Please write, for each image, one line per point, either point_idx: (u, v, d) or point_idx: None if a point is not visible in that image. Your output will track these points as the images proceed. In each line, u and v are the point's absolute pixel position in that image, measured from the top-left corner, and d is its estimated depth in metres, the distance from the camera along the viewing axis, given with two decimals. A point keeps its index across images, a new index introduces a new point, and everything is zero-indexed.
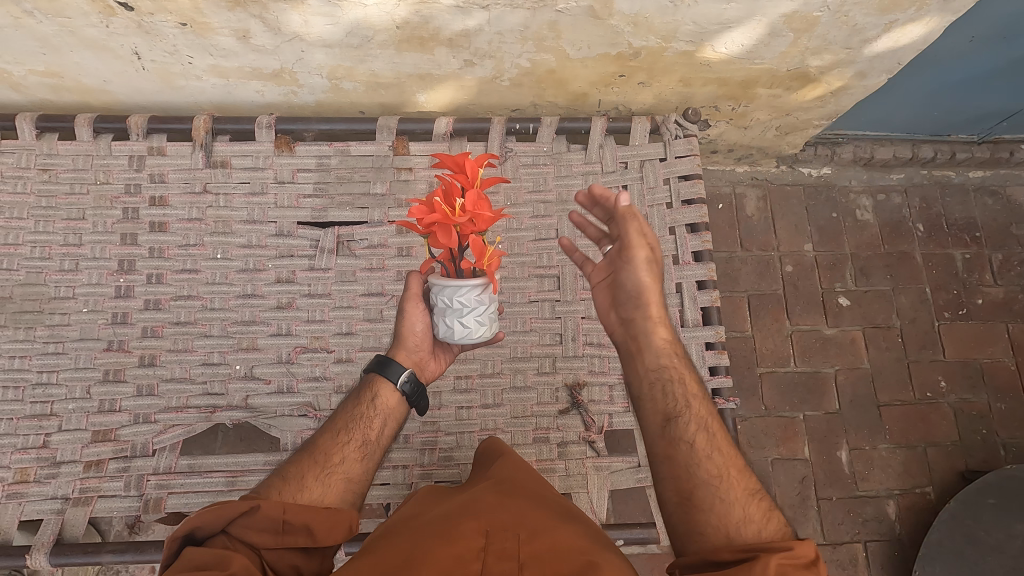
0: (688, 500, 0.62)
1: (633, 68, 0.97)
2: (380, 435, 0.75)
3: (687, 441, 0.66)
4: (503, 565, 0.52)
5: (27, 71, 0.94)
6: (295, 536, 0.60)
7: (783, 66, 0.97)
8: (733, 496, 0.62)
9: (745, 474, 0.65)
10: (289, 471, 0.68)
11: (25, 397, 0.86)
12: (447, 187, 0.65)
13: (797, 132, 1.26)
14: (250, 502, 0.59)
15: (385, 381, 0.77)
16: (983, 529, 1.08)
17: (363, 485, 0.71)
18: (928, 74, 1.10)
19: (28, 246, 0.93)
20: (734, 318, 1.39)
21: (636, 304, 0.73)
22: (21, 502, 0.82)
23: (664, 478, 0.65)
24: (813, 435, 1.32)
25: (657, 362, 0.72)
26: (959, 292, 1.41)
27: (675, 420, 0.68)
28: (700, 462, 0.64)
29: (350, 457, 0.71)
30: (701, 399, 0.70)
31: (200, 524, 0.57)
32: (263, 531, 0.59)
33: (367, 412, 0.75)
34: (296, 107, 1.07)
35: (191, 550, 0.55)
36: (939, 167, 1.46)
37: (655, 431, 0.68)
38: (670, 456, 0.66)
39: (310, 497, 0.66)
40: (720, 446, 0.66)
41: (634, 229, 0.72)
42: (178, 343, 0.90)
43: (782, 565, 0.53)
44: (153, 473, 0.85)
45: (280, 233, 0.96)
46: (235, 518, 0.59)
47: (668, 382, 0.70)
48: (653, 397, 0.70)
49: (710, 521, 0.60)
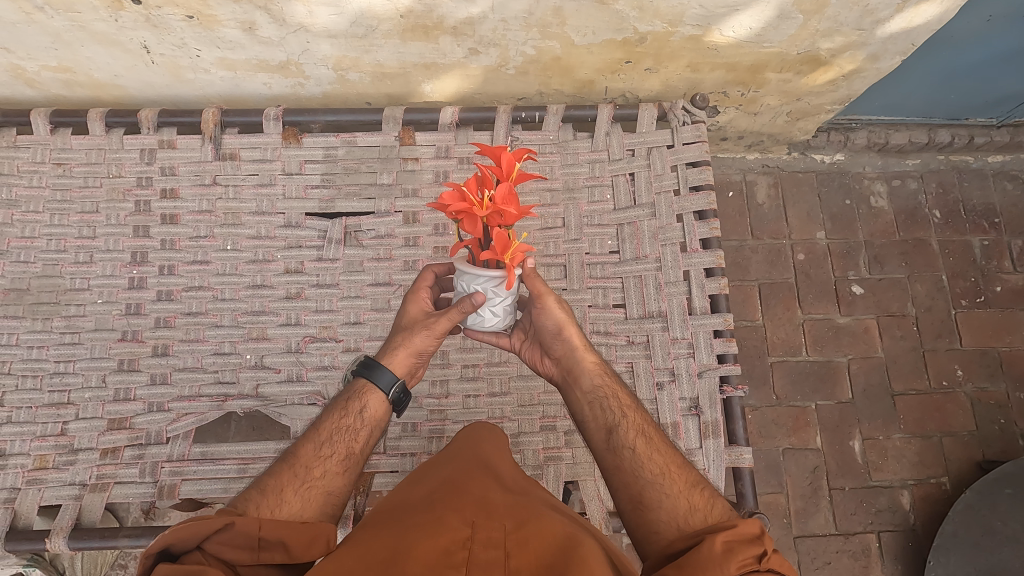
0: (640, 503, 0.66)
1: (639, 54, 0.96)
2: (363, 448, 0.73)
3: (629, 448, 0.70)
4: (490, 552, 0.51)
5: (41, 67, 0.96)
6: (270, 553, 0.58)
7: (793, 50, 0.96)
8: (676, 490, 0.66)
9: (684, 467, 0.69)
10: (267, 484, 0.65)
11: (44, 385, 0.89)
12: (480, 176, 0.62)
13: (808, 117, 1.24)
14: (225, 519, 0.56)
15: (373, 389, 0.75)
16: (999, 519, 1.06)
17: (342, 500, 0.69)
18: (943, 56, 1.07)
19: (43, 239, 0.95)
20: (745, 307, 1.38)
21: (561, 338, 0.76)
22: (40, 488, 0.84)
23: (618, 488, 0.69)
24: (825, 425, 1.31)
25: (590, 385, 0.75)
26: (976, 279, 1.38)
27: (615, 431, 0.72)
28: (643, 465, 0.69)
29: (332, 471, 0.69)
30: (633, 408, 0.75)
31: (174, 540, 0.54)
32: (238, 548, 0.56)
33: (351, 424, 0.73)
34: (304, 100, 1.08)
35: (163, 566, 0.52)
36: (957, 152, 1.43)
37: (601, 444, 0.72)
38: (619, 467, 0.70)
39: (288, 512, 0.64)
40: (660, 445, 0.71)
41: (536, 284, 0.72)
42: (190, 333, 0.91)
43: (728, 542, 0.57)
44: (167, 460, 0.86)
45: (288, 224, 0.97)
46: (210, 534, 0.55)
47: (604, 400, 0.74)
48: (594, 414, 0.74)
49: (661, 517, 0.64)
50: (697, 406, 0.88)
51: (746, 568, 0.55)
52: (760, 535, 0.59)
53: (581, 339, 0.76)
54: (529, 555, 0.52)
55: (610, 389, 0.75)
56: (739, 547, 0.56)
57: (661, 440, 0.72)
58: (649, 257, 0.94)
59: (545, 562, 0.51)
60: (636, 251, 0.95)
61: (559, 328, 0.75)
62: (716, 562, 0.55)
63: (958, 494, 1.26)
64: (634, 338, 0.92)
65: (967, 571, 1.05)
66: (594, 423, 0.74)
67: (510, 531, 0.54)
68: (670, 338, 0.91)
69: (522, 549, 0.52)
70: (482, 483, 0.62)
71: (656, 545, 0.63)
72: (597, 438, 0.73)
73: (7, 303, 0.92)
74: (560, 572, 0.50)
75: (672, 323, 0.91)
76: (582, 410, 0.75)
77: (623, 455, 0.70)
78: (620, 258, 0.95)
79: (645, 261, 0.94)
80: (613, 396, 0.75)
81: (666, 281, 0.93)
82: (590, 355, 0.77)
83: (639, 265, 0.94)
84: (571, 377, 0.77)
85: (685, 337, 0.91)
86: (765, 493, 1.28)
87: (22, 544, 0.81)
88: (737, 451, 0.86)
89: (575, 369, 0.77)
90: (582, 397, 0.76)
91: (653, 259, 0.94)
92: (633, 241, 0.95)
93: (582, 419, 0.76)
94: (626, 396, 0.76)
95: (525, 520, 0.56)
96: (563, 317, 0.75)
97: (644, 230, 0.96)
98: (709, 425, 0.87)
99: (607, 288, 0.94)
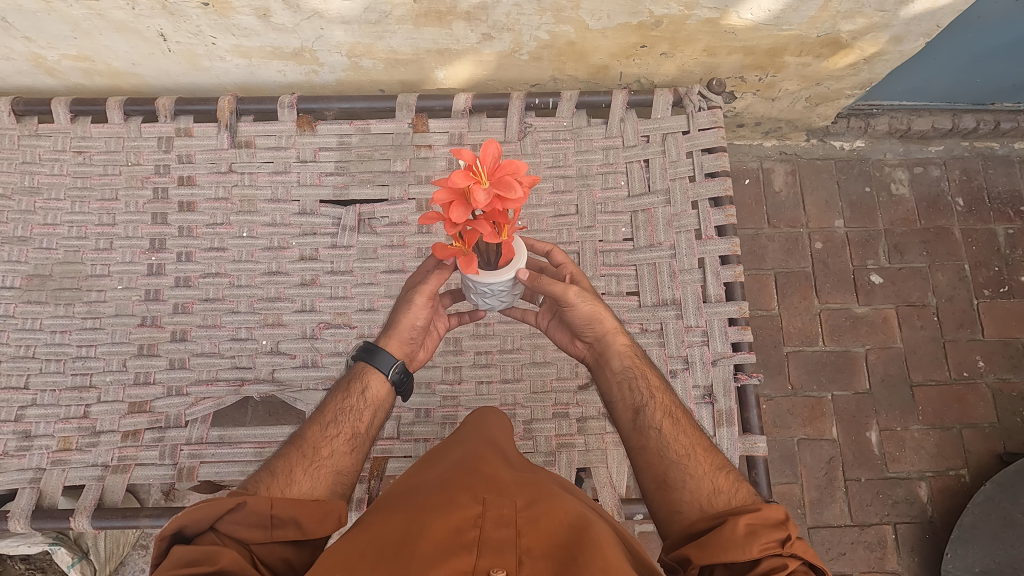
0: (664, 482, 0.66)
1: (655, 38, 0.95)
2: (369, 427, 0.74)
3: (655, 428, 0.70)
4: (502, 530, 0.51)
5: (61, 56, 0.97)
6: (284, 530, 0.59)
7: (812, 33, 0.94)
8: (700, 472, 0.66)
9: (710, 451, 0.69)
10: (276, 466, 0.66)
11: (66, 369, 0.91)
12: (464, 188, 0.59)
13: (828, 103, 1.22)
14: (237, 499, 0.57)
15: (374, 370, 0.75)
16: (1021, 510, 1.04)
17: (352, 478, 0.70)
18: (970, 37, 1.04)
19: (65, 227, 0.96)
20: (760, 296, 1.36)
21: (590, 322, 0.75)
22: (64, 469, 0.86)
23: (642, 467, 0.69)
24: (841, 416, 1.29)
25: (620, 365, 0.74)
26: (1000, 268, 1.35)
27: (642, 411, 0.71)
28: (668, 445, 0.68)
29: (339, 450, 0.69)
30: (662, 389, 0.74)
31: (188, 521, 0.55)
32: (251, 527, 0.57)
33: (356, 404, 0.73)
34: (317, 87, 1.08)
35: (178, 548, 0.53)
36: (982, 138, 1.39)
37: (627, 424, 0.72)
38: (645, 447, 0.69)
39: (298, 491, 0.65)
40: (684, 427, 0.71)
41: (553, 286, 0.72)
42: (207, 319, 0.93)
43: (752, 525, 0.56)
44: (186, 443, 0.88)
45: (303, 211, 0.98)
46: (222, 515, 0.56)
47: (633, 380, 0.73)
48: (621, 394, 0.73)
49: (685, 498, 0.64)
50: (710, 395, 0.88)
51: (768, 551, 0.54)
52: (785, 520, 0.58)
53: (610, 321, 0.75)
54: (539, 534, 0.52)
55: (639, 370, 0.74)
56: (763, 531, 0.56)
57: (686, 421, 0.72)
58: (663, 244, 0.94)
59: (558, 541, 0.52)
60: (650, 239, 0.94)
61: (587, 314, 0.74)
62: (737, 545, 0.55)
63: (977, 486, 1.25)
64: (647, 326, 0.91)
65: (987, 564, 1.04)
66: (622, 403, 0.73)
67: (520, 508, 0.54)
68: (684, 326, 0.90)
69: (532, 526, 0.52)
70: (491, 463, 0.62)
71: (678, 524, 0.62)
72: (625, 418, 0.72)
73: (31, 289, 0.94)
74: (573, 552, 0.50)
75: (685, 311, 0.91)
76: (611, 390, 0.75)
77: (650, 436, 0.69)
78: (634, 245, 0.94)
79: (659, 248, 0.93)
80: (642, 377, 0.74)
81: (680, 269, 0.92)
82: (621, 336, 0.76)
83: (653, 253, 0.93)
84: (600, 358, 0.76)
85: (699, 325, 0.90)
86: (779, 483, 1.27)
87: (48, 522, 0.84)
88: (751, 440, 0.85)
89: (605, 350, 0.76)
90: (610, 377, 0.75)
91: (668, 246, 0.93)
92: (647, 228, 0.95)
93: (609, 398, 0.75)
94: (654, 377, 0.75)
95: (536, 498, 0.57)
96: (593, 302, 0.74)
97: (658, 217, 0.95)
98: (723, 414, 0.86)
99: (620, 276, 0.93)
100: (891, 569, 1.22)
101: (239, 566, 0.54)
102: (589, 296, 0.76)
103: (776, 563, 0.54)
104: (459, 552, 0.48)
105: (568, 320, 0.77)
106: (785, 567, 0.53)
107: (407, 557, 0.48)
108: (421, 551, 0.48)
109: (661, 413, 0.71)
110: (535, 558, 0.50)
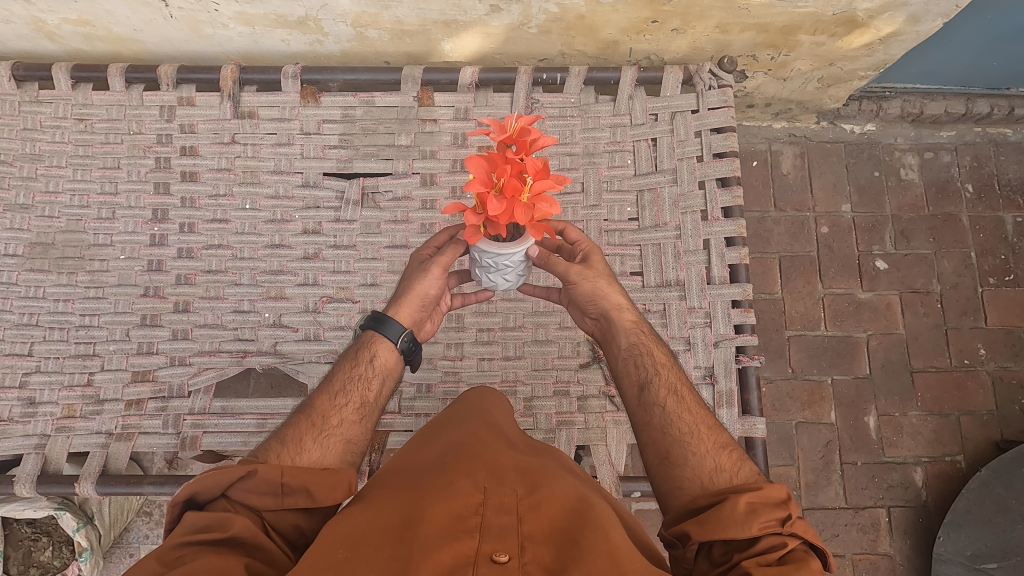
0: (667, 458, 0.66)
1: (666, 14, 0.93)
2: (378, 395, 0.74)
3: (659, 406, 0.70)
4: (503, 517, 0.51)
5: (61, 20, 0.96)
6: (294, 498, 0.58)
7: (829, 9, 0.91)
8: (703, 449, 0.66)
9: (715, 429, 0.69)
10: (286, 435, 0.66)
11: (70, 337, 0.91)
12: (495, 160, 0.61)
13: (840, 84, 1.20)
14: (246, 468, 0.57)
15: (383, 339, 0.75)
16: (1015, 497, 1.05)
17: (362, 446, 0.70)
18: (990, 18, 1.02)
19: (67, 195, 0.96)
20: (764, 279, 1.36)
21: (595, 301, 0.75)
22: (69, 435, 0.87)
23: (646, 443, 0.69)
24: (841, 400, 1.30)
25: (627, 342, 0.74)
26: (1006, 256, 1.34)
27: (648, 387, 0.71)
28: (672, 422, 0.68)
29: (348, 419, 0.69)
30: (668, 365, 0.74)
31: (199, 488, 0.56)
32: (263, 494, 0.57)
33: (365, 372, 0.73)
34: (322, 58, 1.07)
35: (190, 514, 0.54)
36: (995, 124, 1.37)
37: (633, 400, 0.72)
38: (649, 422, 0.69)
39: (308, 460, 0.64)
40: (689, 406, 0.70)
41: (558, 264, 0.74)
42: (209, 291, 0.93)
43: (752, 503, 0.57)
44: (189, 413, 0.88)
45: (306, 184, 0.97)
46: (234, 482, 0.57)
47: (639, 357, 0.73)
48: (627, 370, 0.73)
49: (686, 475, 0.64)
50: (711, 375, 0.88)
51: (768, 529, 0.55)
52: (786, 500, 0.58)
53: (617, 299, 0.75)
54: (541, 519, 0.52)
55: (643, 347, 0.74)
56: (763, 509, 0.56)
57: (693, 399, 0.71)
58: (669, 225, 0.93)
59: (558, 524, 0.52)
60: (655, 219, 0.93)
61: (592, 292, 0.75)
62: (736, 522, 0.55)
63: (972, 473, 1.26)
64: (651, 306, 0.91)
65: (978, 547, 1.05)
66: (628, 381, 0.73)
67: (522, 494, 0.54)
68: (687, 307, 0.90)
69: (534, 512, 0.52)
70: (491, 446, 0.61)
71: (680, 501, 0.63)
72: (630, 394, 0.73)
73: (34, 257, 0.94)
74: (574, 535, 0.51)
75: (689, 292, 0.90)
76: (616, 367, 0.75)
77: (653, 413, 0.69)
78: (639, 226, 0.94)
79: (664, 229, 0.93)
80: (647, 354, 0.73)
81: (685, 250, 0.92)
82: (630, 312, 0.76)
83: (658, 233, 0.93)
84: (607, 335, 0.77)
85: (703, 307, 0.90)
86: (776, 464, 1.28)
87: (52, 487, 0.84)
88: (750, 422, 0.86)
89: (610, 328, 0.76)
90: (615, 354, 0.75)
91: (673, 227, 0.93)
92: (653, 209, 0.94)
93: (616, 375, 0.75)
94: (662, 353, 0.75)
95: (538, 481, 0.56)
96: (597, 280, 0.75)
97: (664, 197, 0.94)
98: (723, 395, 0.87)
99: (625, 256, 0.93)
100: (883, 550, 1.24)
101: (251, 533, 0.54)
102: (599, 274, 0.75)
103: (774, 542, 0.55)
104: (461, 537, 0.49)
105: (574, 298, 0.77)
106: (782, 546, 0.54)
107: (411, 541, 0.49)
108: (423, 535, 0.49)
109: (667, 389, 0.71)
110: (537, 543, 0.50)
